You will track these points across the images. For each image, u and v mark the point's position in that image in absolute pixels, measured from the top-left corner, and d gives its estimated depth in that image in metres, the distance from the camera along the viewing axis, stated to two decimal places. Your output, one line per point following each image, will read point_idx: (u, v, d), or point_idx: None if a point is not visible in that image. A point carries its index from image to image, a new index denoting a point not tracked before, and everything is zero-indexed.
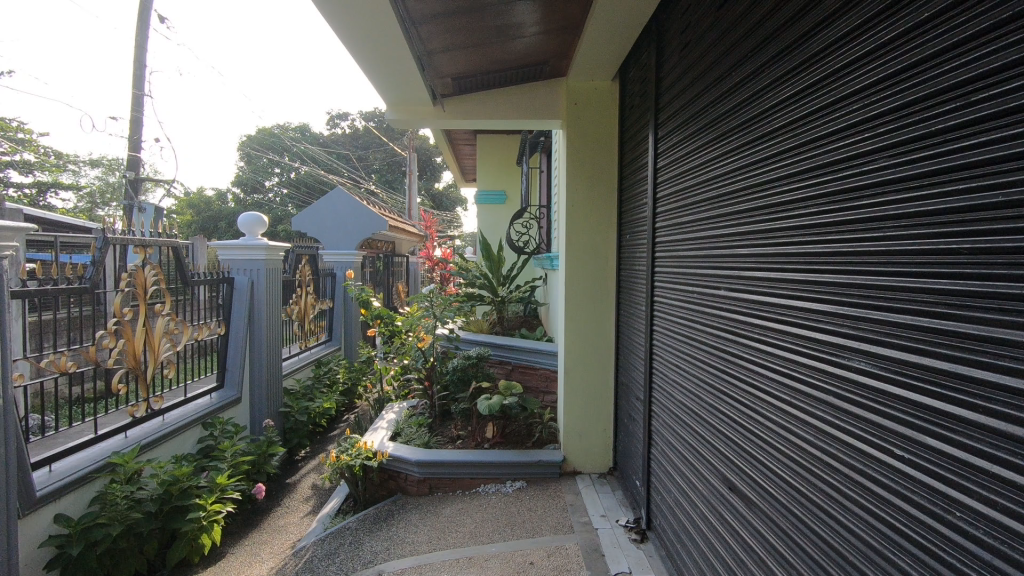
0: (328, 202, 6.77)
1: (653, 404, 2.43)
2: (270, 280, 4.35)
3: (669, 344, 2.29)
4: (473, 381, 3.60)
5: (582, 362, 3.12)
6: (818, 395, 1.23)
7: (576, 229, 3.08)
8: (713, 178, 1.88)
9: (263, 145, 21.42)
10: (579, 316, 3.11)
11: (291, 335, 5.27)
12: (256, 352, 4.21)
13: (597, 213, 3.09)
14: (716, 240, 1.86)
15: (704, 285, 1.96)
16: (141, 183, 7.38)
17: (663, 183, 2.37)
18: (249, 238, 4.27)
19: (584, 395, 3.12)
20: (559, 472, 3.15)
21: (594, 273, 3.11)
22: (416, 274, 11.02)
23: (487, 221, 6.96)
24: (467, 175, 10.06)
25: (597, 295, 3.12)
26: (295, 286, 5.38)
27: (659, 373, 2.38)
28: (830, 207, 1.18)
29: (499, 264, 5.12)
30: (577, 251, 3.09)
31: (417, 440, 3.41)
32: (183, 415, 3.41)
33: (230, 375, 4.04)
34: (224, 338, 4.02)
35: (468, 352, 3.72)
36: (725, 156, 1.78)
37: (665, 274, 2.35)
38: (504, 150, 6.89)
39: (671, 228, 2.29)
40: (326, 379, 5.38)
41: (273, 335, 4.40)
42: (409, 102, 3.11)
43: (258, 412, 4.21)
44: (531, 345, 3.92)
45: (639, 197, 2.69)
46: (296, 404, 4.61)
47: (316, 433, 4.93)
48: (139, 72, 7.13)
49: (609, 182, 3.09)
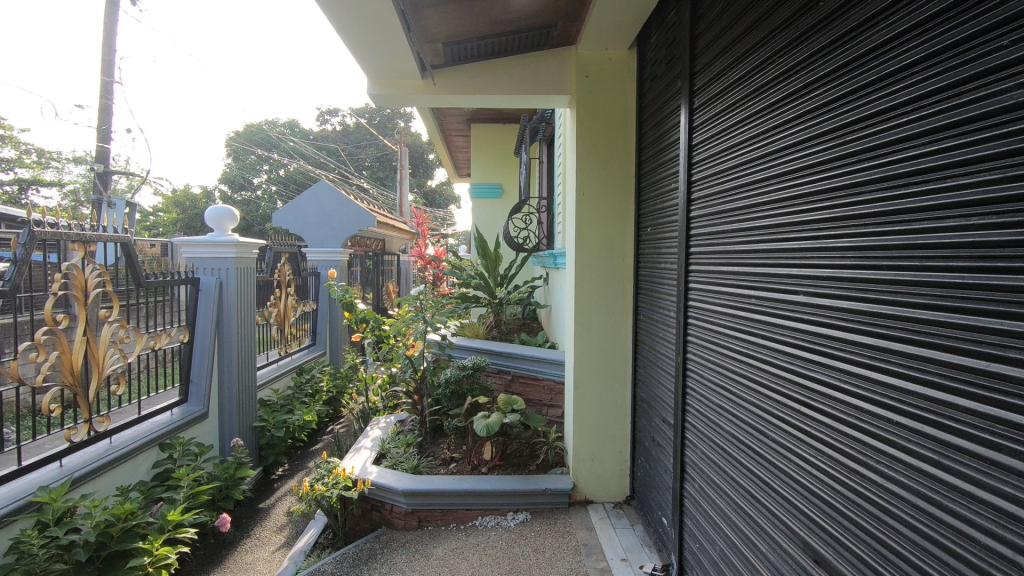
0: (312, 197, 6.31)
1: (687, 432, 2.00)
2: (242, 281, 3.89)
3: (709, 359, 1.85)
4: (469, 395, 3.17)
5: (595, 374, 2.71)
6: (998, 456, 0.79)
7: (587, 222, 2.67)
8: (772, 155, 1.45)
9: (250, 141, 20.86)
10: (589, 322, 2.70)
11: (268, 339, 4.83)
12: (225, 361, 3.77)
13: (610, 202, 2.68)
14: (777, 232, 1.43)
15: (758, 288, 1.53)
16: (110, 177, 6.88)
17: (700, 166, 1.94)
18: (218, 233, 3.82)
19: (597, 413, 2.72)
20: (568, 501, 2.74)
21: (609, 273, 2.70)
22: (406, 273, 10.58)
23: (482, 217, 6.55)
24: (461, 170, 9.63)
25: (611, 298, 2.71)
26: (273, 287, 4.94)
27: (694, 395, 1.95)
28: (1017, 176, 0.76)
29: (496, 262, 4.69)
30: (588, 246, 2.68)
31: (404, 464, 2.98)
32: (135, 436, 2.97)
33: (195, 388, 3.59)
34: (188, 346, 3.58)
35: (463, 362, 3.30)
36: (794, 125, 1.34)
37: (702, 273, 1.92)
38: (501, 140, 6.44)
39: (710, 219, 1.85)
40: (308, 388, 4.95)
41: (245, 341, 3.96)
42: (392, 74, 2.68)
43: (228, 428, 3.77)
44: (534, 353, 3.50)
45: (666, 182, 2.27)
46: (273, 417, 4.17)
47: (296, 448, 4.49)
48: (107, 57, 6.62)
49: (627, 167, 2.67)
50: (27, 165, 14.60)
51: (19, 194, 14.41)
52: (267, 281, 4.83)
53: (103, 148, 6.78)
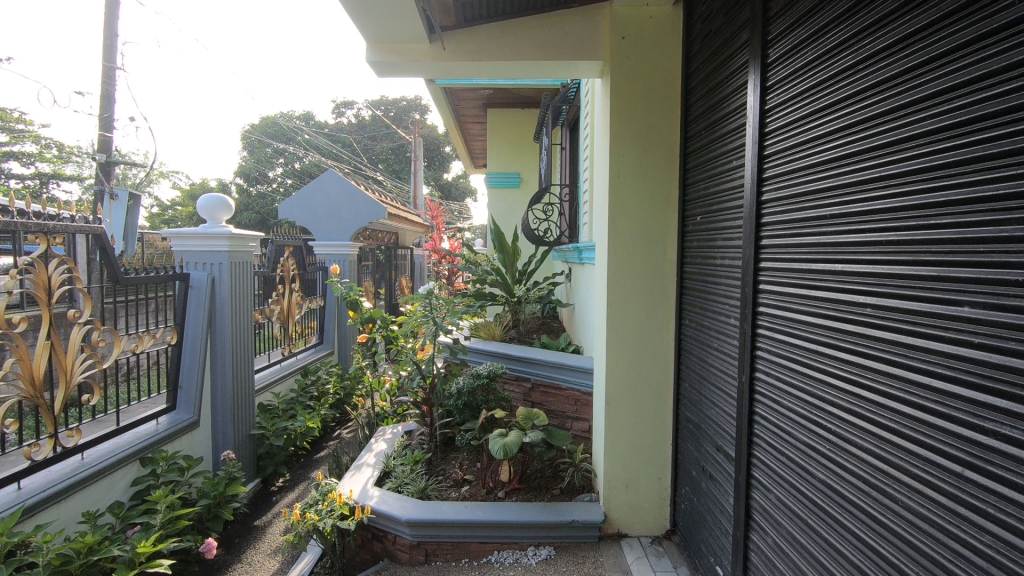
0: (319, 186, 5.90)
1: (754, 470, 1.60)
2: (236, 277, 3.56)
3: (787, 381, 1.46)
4: (483, 408, 2.81)
5: (631, 389, 2.32)
6: None
7: (622, 211, 2.28)
8: (916, 106, 1.02)
9: (266, 134, 20.70)
10: (623, 327, 2.31)
11: (270, 339, 4.53)
12: (218, 365, 3.45)
13: (650, 186, 2.28)
14: (921, 214, 1.00)
15: (877, 294, 1.12)
16: (113, 168, 6.63)
17: (777, 136, 1.53)
18: (211, 224, 3.50)
19: (632, 434, 2.33)
20: (598, 535, 2.36)
21: (648, 271, 2.31)
22: (421, 267, 10.26)
23: (498, 209, 6.16)
24: (477, 160, 9.25)
25: (651, 301, 2.31)
26: (276, 283, 4.62)
27: (765, 424, 1.56)
28: None
29: (513, 257, 4.31)
30: (623, 240, 2.29)
31: (410, 486, 2.63)
32: (112, 450, 2.66)
33: (185, 394, 3.28)
34: (176, 349, 3.26)
35: (477, 369, 2.94)
36: (969, 55, 0.91)
37: (777, 272, 1.52)
38: (519, 126, 6.04)
39: (792, 203, 1.44)
40: (312, 391, 4.64)
41: (241, 342, 3.63)
42: (395, 36, 2.30)
43: (221, 437, 3.46)
44: (556, 359, 3.13)
45: (724, 160, 1.86)
46: (272, 424, 3.86)
47: (299, 457, 4.17)
48: (109, 42, 6.36)
49: (671, 145, 2.27)
50: (47, 159, 14.56)
51: (39, 188, 14.42)
52: (268, 277, 4.50)
53: (105, 137, 6.54)
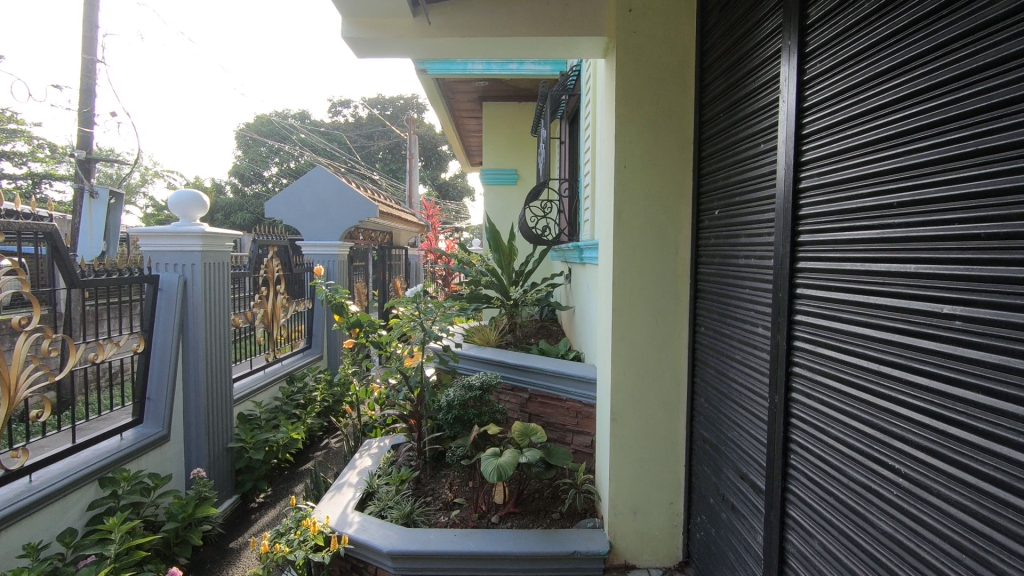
0: (308, 183, 5.63)
1: (791, 508, 1.35)
2: (211, 279, 3.30)
3: (831, 405, 1.20)
4: (476, 423, 2.55)
5: (639, 405, 2.08)
6: None
7: (628, 205, 2.04)
8: None
9: (260, 132, 20.43)
10: (630, 334, 2.07)
11: (252, 345, 4.28)
12: (191, 375, 3.20)
13: (661, 176, 2.04)
14: None
15: (970, 302, 0.86)
16: (92, 165, 6.36)
17: (819, 112, 1.27)
18: (183, 223, 3.25)
19: (639, 456, 2.09)
20: (602, 567, 2.11)
21: (658, 273, 2.06)
22: (416, 267, 10.01)
23: (495, 206, 5.92)
24: (472, 157, 9.01)
25: (662, 307, 2.07)
26: (259, 285, 4.37)
27: (802, 455, 1.30)
28: None
29: (510, 256, 4.06)
30: (630, 238, 2.05)
31: (394, 510, 2.38)
32: (65, 471, 2.41)
33: (154, 406, 3.04)
34: (144, 357, 3.02)
35: (469, 380, 2.69)
36: None
37: (818, 273, 1.26)
38: (515, 120, 5.79)
39: (840, 189, 1.18)
40: (298, 399, 4.39)
41: (217, 350, 3.38)
42: (374, 9, 2.06)
43: (195, 451, 3.22)
44: (555, 367, 2.89)
45: (750, 144, 1.61)
46: (252, 437, 3.61)
47: (282, 471, 3.92)
48: (89, 34, 6.08)
49: (684, 132, 2.03)
50: (39, 159, 14.30)
51: (31, 188, 14.18)
52: (249, 278, 4.25)
53: (86, 133, 6.29)
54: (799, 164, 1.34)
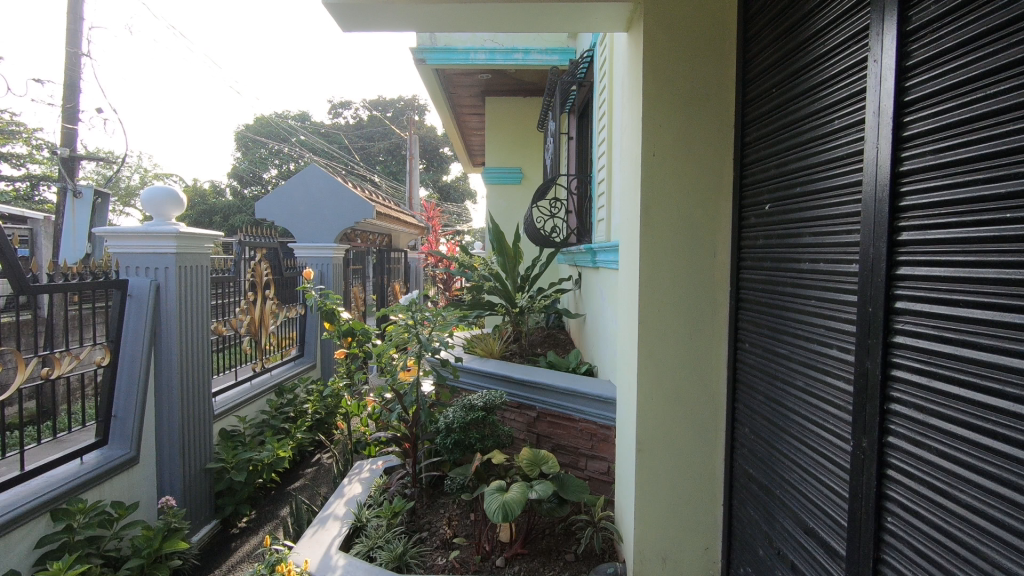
0: (302, 182, 5.33)
1: None
2: (187, 283, 3.01)
3: (955, 459, 0.90)
4: (478, 449, 2.25)
5: (669, 433, 1.78)
6: None
7: (655, 199, 1.75)
8: None
9: (260, 133, 20.17)
10: (657, 350, 1.77)
11: (238, 354, 3.98)
12: (163, 389, 2.91)
13: (693, 166, 1.74)
14: None
15: None
16: (77, 164, 6.08)
17: (930, 66, 0.95)
18: (157, 222, 2.95)
19: (668, 492, 1.79)
20: None
21: (692, 279, 1.76)
22: (416, 271, 9.71)
23: (498, 206, 5.62)
24: (474, 157, 8.74)
25: (695, 319, 1.77)
26: (245, 290, 4.08)
27: (903, 519, 0.99)
28: None
29: (515, 260, 3.75)
30: (658, 240, 1.75)
31: (384, 550, 2.07)
32: (7, 504, 2.12)
33: (120, 425, 2.74)
34: (110, 371, 2.72)
35: (470, 399, 2.38)
36: None
37: (929, 284, 0.95)
38: (520, 116, 5.51)
39: (967, 171, 0.88)
40: (287, 412, 4.09)
41: (195, 361, 3.09)
42: None
43: (168, 473, 2.92)
44: (566, 384, 2.59)
45: (814, 123, 1.32)
46: (234, 456, 3.31)
47: (268, 492, 3.62)
48: (73, 26, 5.80)
49: (723, 115, 1.73)
50: (37, 161, 14.04)
51: (26, 190, 13.91)
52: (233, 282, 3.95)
53: (70, 130, 6.01)
54: (900, 138, 1.01)
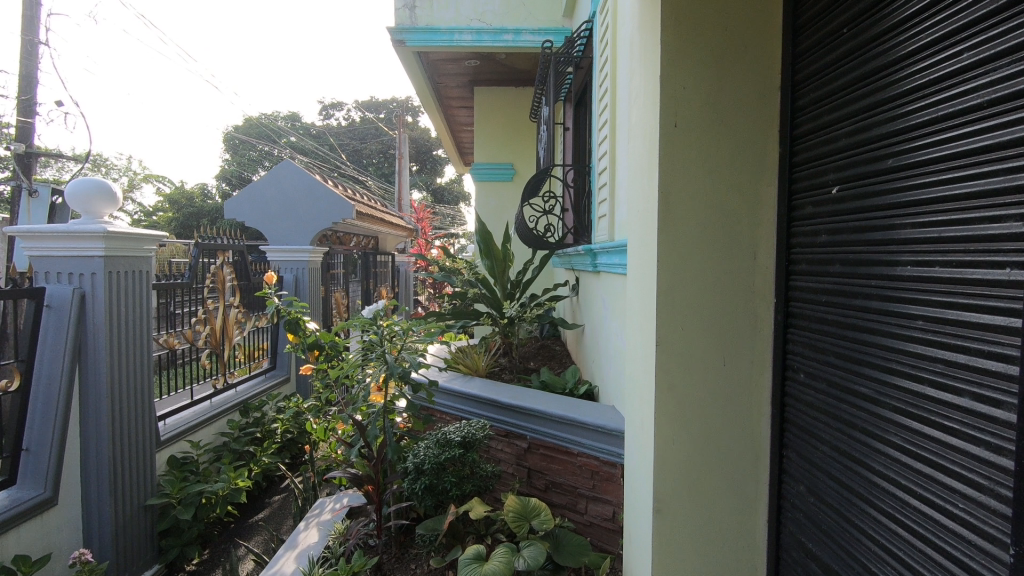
0: (274, 180, 4.87)
1: None
2: (121, 290, 2.58)
3: None
4: (454, 496, 1.83)
5: (696, 490, 1.37)
6: None
7: (678, 184, 1.33)
8: None
9: (248, 134, 19.71)
10: (680, 384, 1.35)
11: (195, 369, 3.55)
12: (90, 417, 2.48)
13: (726, 141, 1.33)
14: None
15: None
16: (34, 160, 5.64)
17: None
18: (85, 220, 2.53)
19: (696, 565, 1.38)
20: None
21: (726, 289, 1.35)
22: (406, 275, 9.29)
23: (489, 205, 5.21)
24: (465, 156, 8.35)
25: (731, 340, 1.36)
26: (203, 297, 3.65)
27: None
28: None
29: (504, 263, 3.34)
30: (682, 238, 1.34)
31: None
32: None
33: (32, 460, 2.31)
34: (20, 397, 2.29)
35: (447, 432, 1.97)
36: None
37: None
38: (512, 108, 5.11)
39: None
40: (251, 434, 3.66)
41: (132, 382, 2.67)
42: None
43: (97, 514, 2.50)
44: (563, 411, 2.17)
45: (919, 67, 0.92)
46: (181, 489, 2.87)
47: (225, 526, 3.18)
48: (27, 11, 5.36)
49: (766, 75, 1.33)
50: None
51: None
52: (189, 289, 3.52)
53: (25, 124, 5.58)
54: None
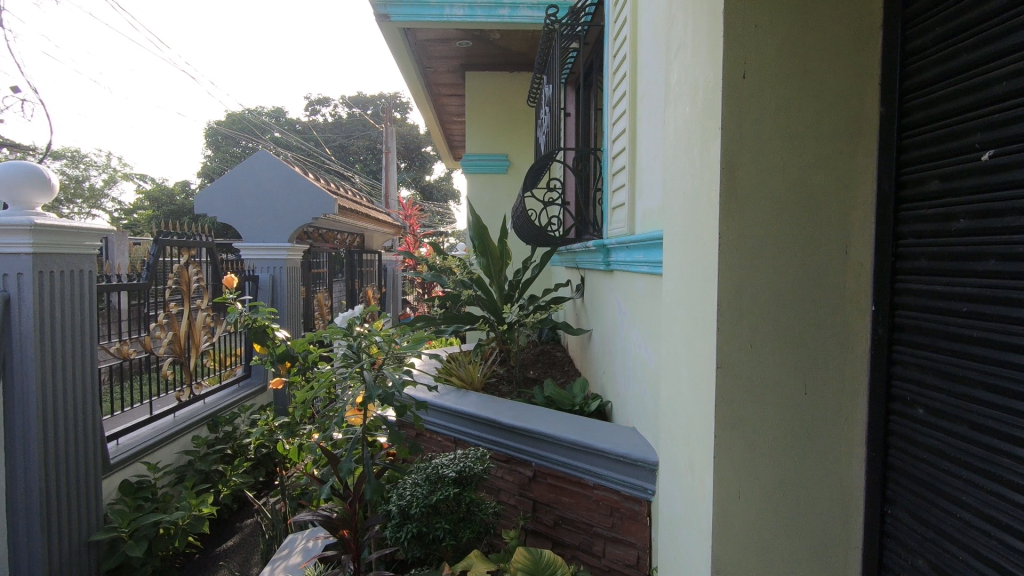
0: (249, 172, 4.49)
1: None
2: (55, 291, 2.21)
3: None
4: (448, 547, 1.49)
5: (770, 557, 1.04)
6: None
7: (746, 154, 1.00)
8: None
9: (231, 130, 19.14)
10: (749, 419, 1.02)
11: (155, 380, 3.17)
12: (16, 438, 2.11)
13: (809, 97, 1.01)
14: None
15: None
16: None
17: None
18: (13, 211, 2.16)
19: None
20: None
21: (808, 293, 1.03)
22: (394, 275, 8.90)
23: (482, 199, 4.87)
24: (456, 150, 8.00)
25: (814, 360, 1.04)
26: (165, 300, 3.27)
27: None
28: None
29: (501, 262, 3.00)
30: (751, 228, 1.01)
31: None
32: None
33: None
34: None
35: (439, 466, 1.63)
36: None
37: None
38: (506, 95, 4.77)
39: None
40: (219, 452, 3.28)
41: (71, 396, 2.30)
42: None
43: (25, 553, 2.13)
44: (575, 433, 1.84)
45: None
46: (131, 520, 2.50)
47: (187, 559, 2.81)
48: None
49: (861, 10, 1.01)
50: None
51: None
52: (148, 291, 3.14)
53: None
54: None
